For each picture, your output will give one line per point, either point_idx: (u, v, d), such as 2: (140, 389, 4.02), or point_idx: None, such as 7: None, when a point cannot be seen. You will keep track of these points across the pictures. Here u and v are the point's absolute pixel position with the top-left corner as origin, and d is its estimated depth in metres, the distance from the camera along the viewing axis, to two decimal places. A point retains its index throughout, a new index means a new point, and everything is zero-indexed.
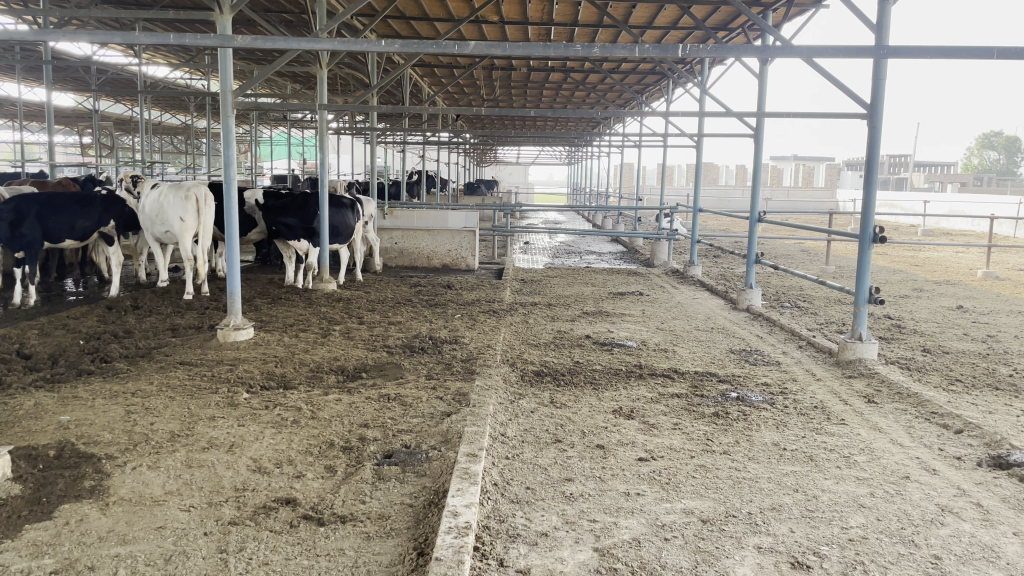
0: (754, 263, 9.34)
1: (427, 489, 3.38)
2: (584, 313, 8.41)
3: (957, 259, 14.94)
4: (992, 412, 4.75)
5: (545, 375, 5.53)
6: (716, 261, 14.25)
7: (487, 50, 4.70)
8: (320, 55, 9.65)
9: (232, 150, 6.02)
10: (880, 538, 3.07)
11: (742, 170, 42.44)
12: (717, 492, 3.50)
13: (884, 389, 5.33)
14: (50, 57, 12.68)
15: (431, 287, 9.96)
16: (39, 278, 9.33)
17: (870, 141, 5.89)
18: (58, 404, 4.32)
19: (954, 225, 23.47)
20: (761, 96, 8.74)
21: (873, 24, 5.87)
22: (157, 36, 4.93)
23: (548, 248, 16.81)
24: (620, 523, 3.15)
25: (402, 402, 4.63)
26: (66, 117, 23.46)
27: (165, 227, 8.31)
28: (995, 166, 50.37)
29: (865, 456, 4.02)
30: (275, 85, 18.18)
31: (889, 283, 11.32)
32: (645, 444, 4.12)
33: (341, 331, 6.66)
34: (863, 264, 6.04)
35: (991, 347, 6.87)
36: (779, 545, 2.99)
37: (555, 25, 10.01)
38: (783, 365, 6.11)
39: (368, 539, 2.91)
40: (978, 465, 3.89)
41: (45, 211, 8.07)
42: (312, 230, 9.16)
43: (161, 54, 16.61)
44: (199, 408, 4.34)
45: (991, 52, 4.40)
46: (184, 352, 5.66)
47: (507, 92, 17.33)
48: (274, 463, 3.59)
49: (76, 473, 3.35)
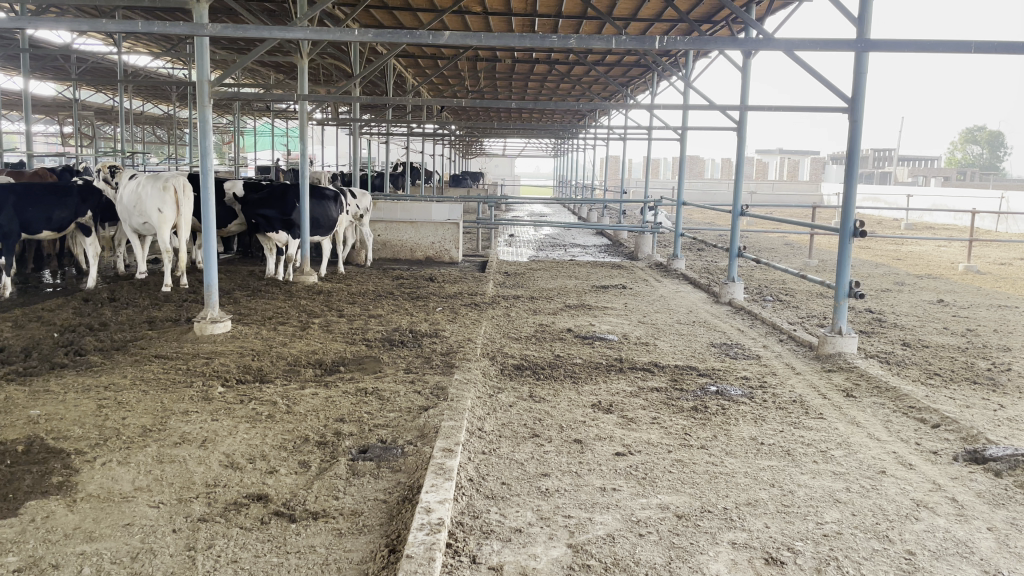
0: (737, 257, 9.35)
1: (401, 485, 3.35)
2: (567, 306, 8.40)
3: (938, 253, 15.10)
4: (969, 406, 4.79)
5: (525, 369, 5.51)
6: (701, 255, 14.28)
7: (463, 40, 4.64)
8: (301, 45, 9.53)
9: (208, 140, 5.92)
10: (855, 534, 3.08)
11: (728, 163, 42.59)
12: (693, 487, 3.50)
13: (863, 383, 5.37)
14: (26, 45, 12.42)
15: (413, 279, 9.89)
16: (15, 269, 9.16)
17: (852, 136, 5.90)
18: (28, 398, 4.24)
19: (937, 219, 23.69)
20: (744, 89, 8.76)
21: (854, 18, 5.87)
22: (126, 24, 4.79)
23: (533, 240, 16.77)
24: (595, 519, 3.13)
25: (379, 396, 4.60)
26: (45, 106, 23.12)
27: (143, 217, 8.18)
28: (979, 160, 50.88)
29: (842, 451, 4.03)
30: (258, 75, 17.99)
31: (871, 277, 11.41)
32: (623, 439, 4.11)
33: (321, 325, 6.60)
34: (844, 258, 6.03)
35: (970, 341, 6.93)
36: (753, 541, 2.98)
37: (539, 17, 9.96)
38: (762, 359, 6.12)
39: (340, 536, 2.87)
40: (954, 460, 3.91)
41: (22, 202, 7.89)
42: (291, 221, 9.05)
43: (142, 43, 16.39)
44: (173, 402, 4.28)
45: (967, 46, 4.42)
46: (160, 345, 5.58)
47: (492, 83, 17.25)
48: (246, 458, 3.54)
49: (44, 469, 3.28)
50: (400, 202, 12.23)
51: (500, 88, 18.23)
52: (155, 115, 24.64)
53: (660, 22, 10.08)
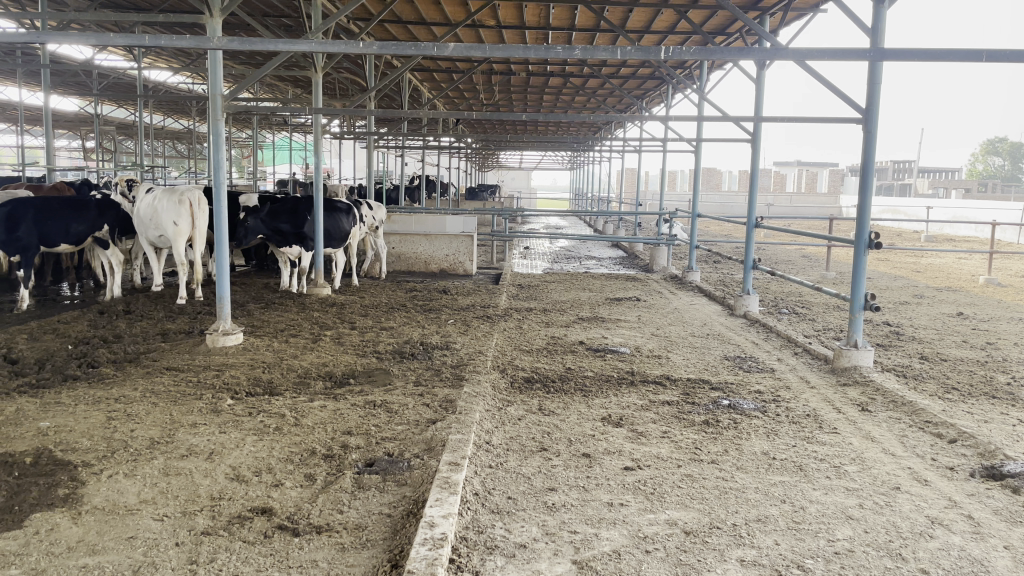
0: (752, 268, 9.22)
1: (407, 499, 3.33)
2: (580, 318, 8.37)
3: (959, 265, 14.85)
4: (988, 421, 4.69)
5: (535, 382, 5.48)
6: (717, 267, 14.16)
7: (468, 53, 4.65)
8: (316, 58, 9.60)
9: (221, 152, 5.97)
10: (867, 552, 3.00)
11: (744, 175, 42.35)
12: (703, 502, 3.44)
13: (878, 397, 5.27)
14: (48, 59, 12.64)
15: (427, 292, 9.91)
16: (35, 282, 9.32)
17: (866, 146, 5.83)
18: (39, 410, 4.28)
19: (959, 231, 23.30)
20: (759, 100, 8.72)
21: (868, 28, 5.83)
22: (133, 37, 4.79)
23: (548, 253, 16.74)
24: (601, 534, 3.09)
25: (388, 408, 4.59)
26: (68, 122, 23.61)
27: (158, 230, 8.29)
28: (1000, 171, 50.10)
29: (856, 466, 3.95)
30: (276, 89, 18.21)
31: (890, 289, 11.24)
32: (632, 453, 4.06)
33: (332, 337, 6.62)
34: (859, 270, 5.92)
35: (990, 355, 6.80)
36: (763, 558, 2.92)
37: (552, 29, 10.03)
38: (777, 372, 6.03)
39: (343, 550, 2.85)
40: (970, 476, 3.82)
41: (42, 215, 8.03)
42: (302, 235, 9.26)
43: (162, 58, 16.63)
44: (182, 414, 4.29)
45: (979, 54, 4.36)
46: (171, 357, 5.62)
47: (507, 96, 17.34)
48: (252, 471, 3.53)
49: (50, 481, 3.30)
50: (415, 215, 12.30)
51: (515, 101, 18.31)
52: (176, 130, 24.99)
53: (674, 35, 10.10)
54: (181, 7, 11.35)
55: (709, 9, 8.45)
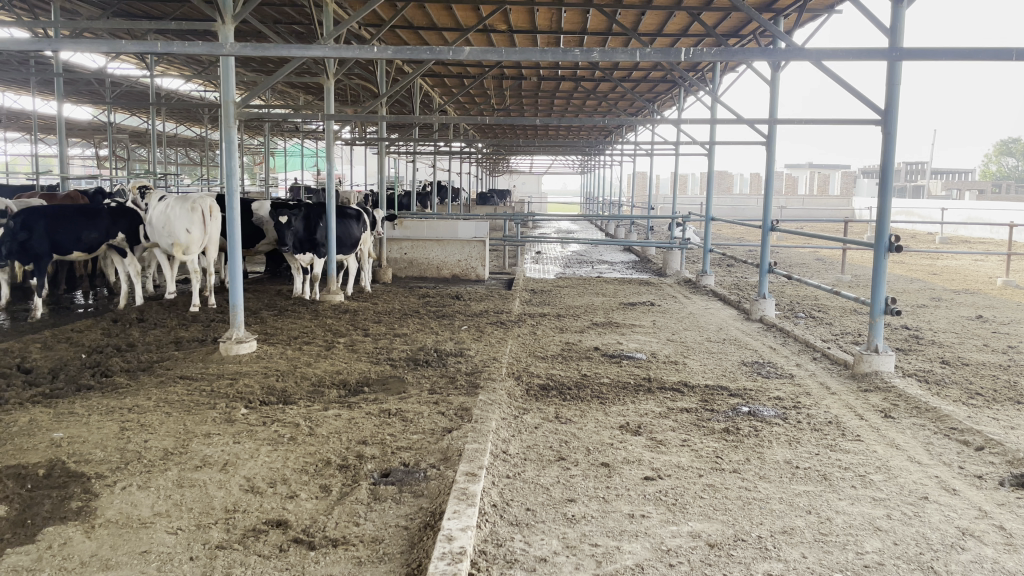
0: (769, 271, 9.08)
1: (423, 511, 3.26)
2: (594, 324, 8.25)
3: (977, 267, 14.64)
4: (1014, 428, 4.56)
5: (551, 389, 5.40)
6: (731, 271, 14.04)
7: (484, 55, 4.54)
8: (327, 64, 9.49)
9: (235, 160, 5.94)
10: (897, 565, 2.91)
11: (757, 178, 42.17)
12: (726, 514, 3.36)
13: (901, 403, 5.15)
14: (62, 69, 12.64)
15: (439, 297, 9.85)
16: (49, 290, 9.37)
17: (885, 148, 5.73)
18: (52, 420, 4.25)
19: (974, 232, 23.06)
20: (775, 102, 8.65)
21: (886, 28, 5.74)
22: (145, 45, 4.71)
23: (560, 258, 16.63)
24: (623, 547, 3.02)
25: (403, 417, 4.53)
26: (81, 131, 23.82)
27: (172, 238, 8.23)
28: (1014, 173, 49.47)
29: (882, 475, 3.85)
30: (287, 97, 18.25)
31: (907, 292, 11.07)
32: (652, 462, 3.99)
33: (345, 344, 6.57)
34: (879, 274, 5.79)
35: (1012, 359, 6.66)
36: (790, 572, 2.84)
37: (565, 33, 10.00)
38: (796, 378, 5.93)
39: (359, 565, 2.79)
40: (1000, 485, 3.72)
41: (54, 223, 8.04)
42: (315, 241, 9.22)
43: (173, 66, 16.68)
44: (196, 424, 4.26)
45: (1009, 53, 4.24)
46: (185, 365, 5.60)
47: (518, 100, 17.35)
48: (267, 482, 3.49)
49: (64, 493, 3.27)
50: (426, 221, 12.25)
51: (525, 106, 18.30)
52: (189, 136, 25.12)
53: (686, 37, 10.04)
54: (192, 15, 11.35)
55: (724, 11, 8.39)
